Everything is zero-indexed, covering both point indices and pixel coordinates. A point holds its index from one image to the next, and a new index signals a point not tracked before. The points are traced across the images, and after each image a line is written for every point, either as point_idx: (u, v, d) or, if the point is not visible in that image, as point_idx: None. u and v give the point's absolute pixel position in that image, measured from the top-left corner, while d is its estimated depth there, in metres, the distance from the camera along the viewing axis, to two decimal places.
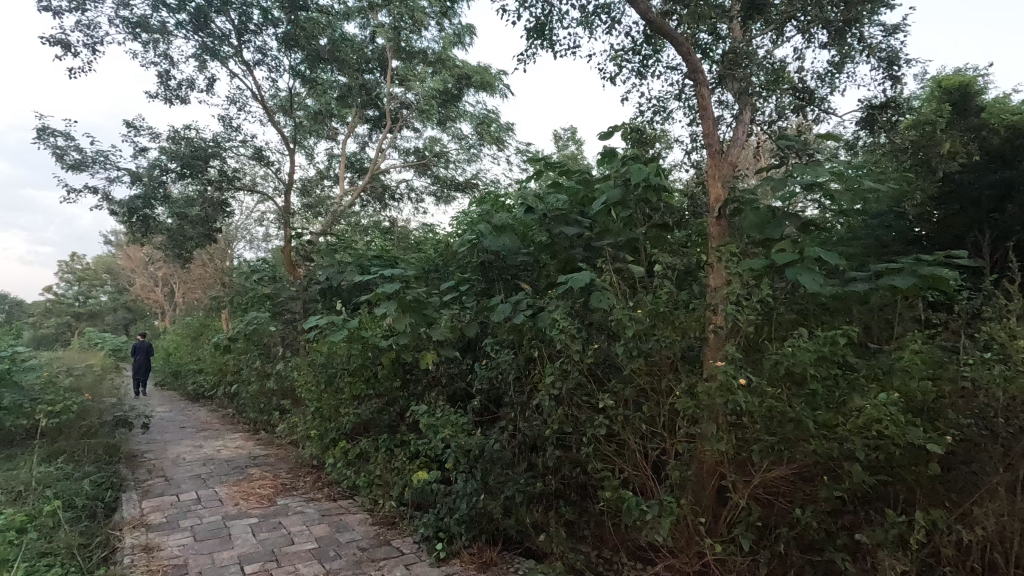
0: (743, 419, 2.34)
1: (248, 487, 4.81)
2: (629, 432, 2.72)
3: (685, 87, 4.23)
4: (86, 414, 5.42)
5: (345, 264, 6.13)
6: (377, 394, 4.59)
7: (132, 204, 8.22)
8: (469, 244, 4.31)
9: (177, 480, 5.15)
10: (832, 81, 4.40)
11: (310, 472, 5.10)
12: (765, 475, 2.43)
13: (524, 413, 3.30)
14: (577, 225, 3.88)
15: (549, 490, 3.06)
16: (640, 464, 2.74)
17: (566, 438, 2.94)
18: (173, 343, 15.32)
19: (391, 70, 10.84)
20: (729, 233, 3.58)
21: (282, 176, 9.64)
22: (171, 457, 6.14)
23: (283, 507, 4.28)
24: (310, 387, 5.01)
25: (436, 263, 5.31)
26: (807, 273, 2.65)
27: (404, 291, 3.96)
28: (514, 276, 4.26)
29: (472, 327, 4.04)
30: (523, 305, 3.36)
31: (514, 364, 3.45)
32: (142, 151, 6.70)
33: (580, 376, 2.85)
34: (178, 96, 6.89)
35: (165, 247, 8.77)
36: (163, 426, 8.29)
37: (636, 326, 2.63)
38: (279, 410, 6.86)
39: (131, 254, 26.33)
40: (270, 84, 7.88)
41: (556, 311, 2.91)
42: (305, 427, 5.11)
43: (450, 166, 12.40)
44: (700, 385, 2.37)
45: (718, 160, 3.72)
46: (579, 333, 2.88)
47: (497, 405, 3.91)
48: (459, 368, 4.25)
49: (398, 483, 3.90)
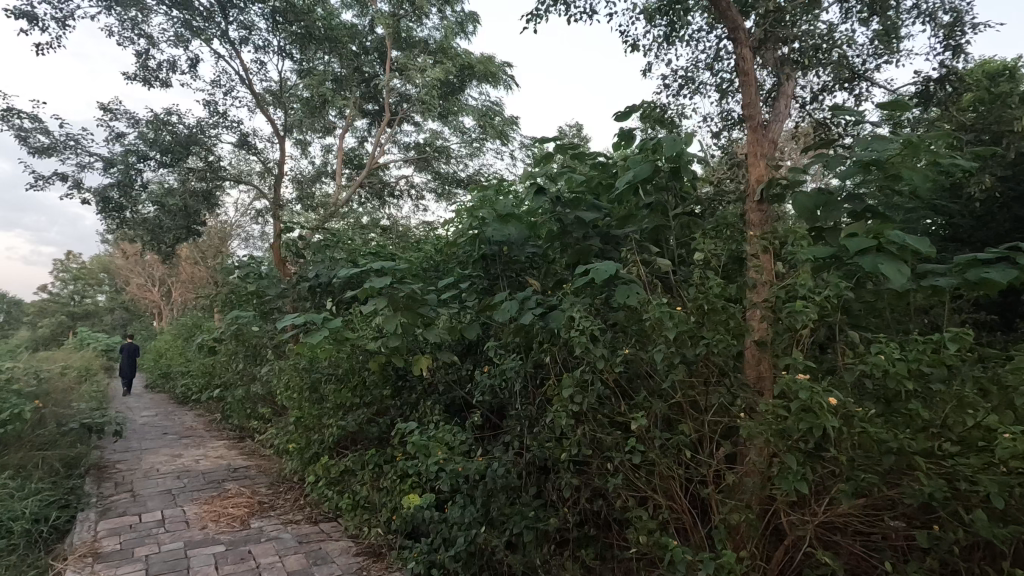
0: (822, 448, 1.81)
1: (220, 506, 4.30)
2: (666, 458, 2.22)
3: (717, 56, 3.74)
4: (44, 422, 4.92)
5: (337, 259, 5.64)
6: (366, 403, 4.10)
7: (106, 193, 7.69)
8: (470, 235, 3.82)
9: (143, 497, 4.64)
10: (881, 54, 3.90)
11: (293, 489, 4.58)
12: (840, 516, 1.94)
13: (534, 431, 2.79)
14: (594, 210, 3.36)
15: (564, 525, 2.55)
16: (677, 494, 2.25)
17: (585, 463, 2.44)
18: (165, 344, 14.85)
19: (391, 59, 10.35)
20: (773, 221, 3.06)
21: (273, 167, 9.14)
22: (143, 469, 5.63)
23: (256, 531, 3.77)
24: (291, 394, 4.50)
25: (434, 258, 4.82)
26: (889, 264, 2.13)
27: (397, 287, 3.44)
28: (519, 272, 3.76)
29: (473, 328, 3.52)
30: (532, 303, 2.86)
31: (521, 372, 2.95)
32: (118, 136, 6.21)
33: (603, 387, 2.35)
34: (157, 78, 6.40)
35: (143, 242, 8.21)
36: (143, 432, 7.78)
37: (679, 328, 2.11)
38: (264, 418, 6.36)
39: (126, 253, 25.83)
40: (257, 66, 7.40)
41: (574, 309, 2.40)
42: (287, 440, 4.59)
43: (451, 161, 11.89)
44: (764, 402, 1.84)
45: (760, 135, 3.18)
46: (601, 335, 2.37)
47: (500, 420, 3.40)
48: (457, 375, 3.76)
49: (387, 508, 3.39)
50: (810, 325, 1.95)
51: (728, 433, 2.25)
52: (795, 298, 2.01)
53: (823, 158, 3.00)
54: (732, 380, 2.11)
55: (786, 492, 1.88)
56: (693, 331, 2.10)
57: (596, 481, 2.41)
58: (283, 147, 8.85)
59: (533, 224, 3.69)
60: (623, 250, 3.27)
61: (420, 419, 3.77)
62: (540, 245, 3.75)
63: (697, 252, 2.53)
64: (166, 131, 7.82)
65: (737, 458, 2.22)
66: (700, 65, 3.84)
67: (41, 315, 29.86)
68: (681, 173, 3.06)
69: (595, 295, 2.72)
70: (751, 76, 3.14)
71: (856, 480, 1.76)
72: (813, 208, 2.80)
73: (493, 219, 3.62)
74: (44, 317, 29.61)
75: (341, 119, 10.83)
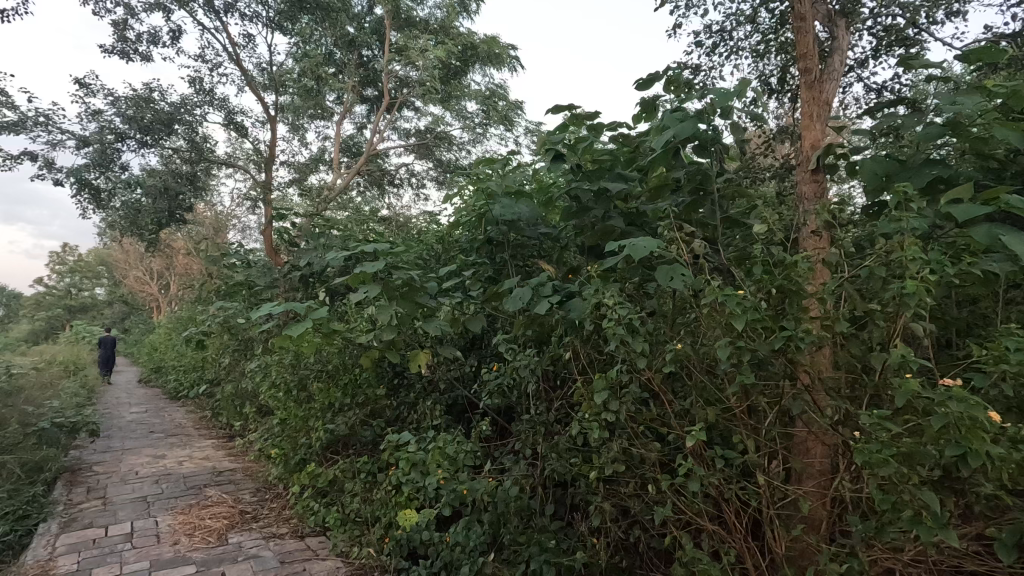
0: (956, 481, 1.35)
1: (198, 517, 3.86)
2: (722, 478, 1.79)
3: (759, 7, 3.33)
4: (7, 422, 4.49)
5: (329, 246, 5.18)
6: (358, 403, 3.67)
7: (79, 173, 7.21)
8: (477, 214, 3.38)
9: (115, 505, 4.22)
10: (944, 9, 3.47)
11: (279, 497, 4.17)
12: (958, 563, 1.51)
13: (552, 439, 2.36)
14: (621, 180, 2.88)
15: (591, 557, 2.12)
16: (731, 520, 1.84)
17: (619, 482, 2.01)
18: (159, 337, 14.50)
19: (390, 41, 9.87)
20: (830, 193, 2.58)
21: (262, 149, 8.69)
22: (119, 472, 5.20)
23: (233, 549, 3.34)
24: (278, 392, 4.08)
25: (435, 244, 4.39)
26: (1017, 236, 1.64)
27: (391, 272, 2.97)
28: (528, 257, 3.30)
29: (478, 320, 3.10)
30: (550, 289, 2.43)
31: (538, 371, 2.51)
32: (94, 113, 5.76)
33: (643, 391, 1.90)
34: (137, 51, 5.95)
35: (122, 227, 7.76)
36: (128, 431, 7.35)
37: (751, 317, 1.64)
38: (252, 418, 5.94)
39: (122, 246, 25.38)
40: (246, 41, 6.95)
41: (606, 294, 1.96)
42: (272, 444, 4.16)
43: (453, 149, 11.42)
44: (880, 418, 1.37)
45: (815, 91, 2.69)
46: (641, 326, 1.92)
47: (508, 424, 2.98)
48: (460, 371, 3.35)
49: (380, 526, 2.97)
50: (921, 312, 1.51)
51: (794, 447, 1.84)
52: (895, 275, 1.57)
53: (896, 117, 2.53)
54: (810, 379, 1.66)
55: (897, 538, 1.44)
56: (767, 321, 1.64)
57: (630, 502, 1.99)
58: (274, 129, 8.37)
59: (546, 202, 3.24)
60: (651, 229, 2.81)
61: (419, 422, 3.35)
62: (553, 226, 3.30)
63: (755, 224, 2.06)
64: (147, 109, 7.37)
65: (801, 477, 1.81)
66: (739, 18, 3.42)
67: (37, 309, 29.49)
68: (721, 139, 2.60)
69: (625, 280, 2.27)
70: (807, 24, 2.73)
71: (1013, 524, 1.31)
72: (885, 175, 2.35)
73: (501, 194, 3.16)
74: (41, 310, 29.21)
75: (339, 105, 10.46)
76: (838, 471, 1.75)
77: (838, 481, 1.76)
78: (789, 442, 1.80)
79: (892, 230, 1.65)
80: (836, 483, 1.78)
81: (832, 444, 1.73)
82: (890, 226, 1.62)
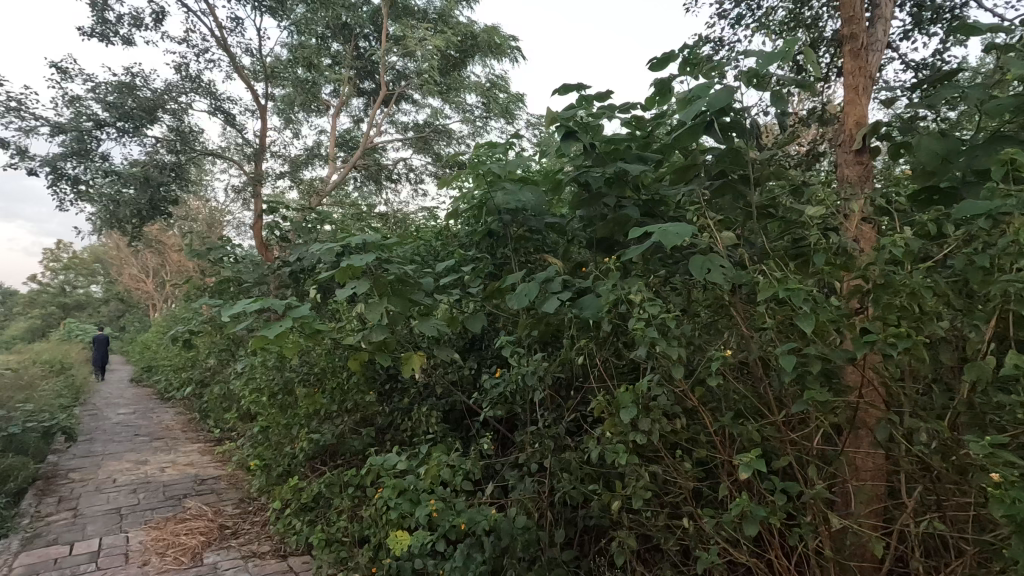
0: None
1: (172, 532, 3.55)
2: (770, 508, 1.50)
3: None
4: None
5: (320, 241, 4.86)
6: (347, 410, 3.36)
7: (55, 161, 6.91)
8: (478, 203, 3.06)
9: (85, 518, 3.90)
10: None
11: (262, 511, 3.86)
12: None
13: (563, 457, 2.06)
14: (638, 163, 2.56)
15: None
16: (775, 557, 1.57)
17: (645, 510, 1.72)
18: (152, 336, 14.16)
19: (387, 31, 9.59)
20: (876, 177, 2.26)
21: (250, 139, 8.39)
22: (96, 479, 4.90)
23: (208, 571, 3.03)
24: (262, 398, 3.76)
25: (432, 238, 4.07)
26: None
27: (382, 265, 2.64)
28: (534, 251, 2.99)
29: (478, 320, 2.78)
30: (563, 285, 2.11)
31: (547, 378, 2.20)
32: (71, 99, 5.45)
33: (677, 404, 1.60)
34: (116, 32, 5.64)
35: (103, 220, 7.45)
36: (113, 433, 7.04)
37: (823, 320, 1.33)
38: (239, 422, 5.62)
39: (118, 244, 25.02)
40: (233, 24, 6.62)
41: (632, 288, 1.64)
42: (254, 454, 3.84)
43: (452, 143, 11.10)
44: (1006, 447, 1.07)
45: (861, 62, 2.36)
46: (677, 327, 1.61)
47: (510, 435, 2.68)
48: (459, 376, 3.05)
49: (367, 550, 2.66)
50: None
51: (852, 468, 1.56)
52: (998, 268, 1.28)
53: (956, 89, 2.20)
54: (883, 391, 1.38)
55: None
56: (838, 322, 1.33)
57: (657, 536, 1.70)
58: (263, 119, 8.06)
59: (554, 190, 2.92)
60: (672, 218, 2.50)
61: (413, 432, 3.04)
62: (560, 216, 2.99)
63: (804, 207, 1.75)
64: (129, 96, 7.10)
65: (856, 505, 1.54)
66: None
67: (32, 305, 29.19)
68: (749, 116, 2.27)
69: (649, 275, 1.96)
70: None
71: None
72: (944, 154, 1.98)
73: (505, 179, 2.84)
74: (37, 308, 28.87)
75: (334, 97, 10.16)
76: (901, 499, 1.48)
77: (898, 511, 1.50)
78: (845, 467, 1.53)
79: (985, 212, 1.37)
80: (896, 512, 1.52)
81: (896, 468, 1.46)
82: (982, 207, 1.34)
